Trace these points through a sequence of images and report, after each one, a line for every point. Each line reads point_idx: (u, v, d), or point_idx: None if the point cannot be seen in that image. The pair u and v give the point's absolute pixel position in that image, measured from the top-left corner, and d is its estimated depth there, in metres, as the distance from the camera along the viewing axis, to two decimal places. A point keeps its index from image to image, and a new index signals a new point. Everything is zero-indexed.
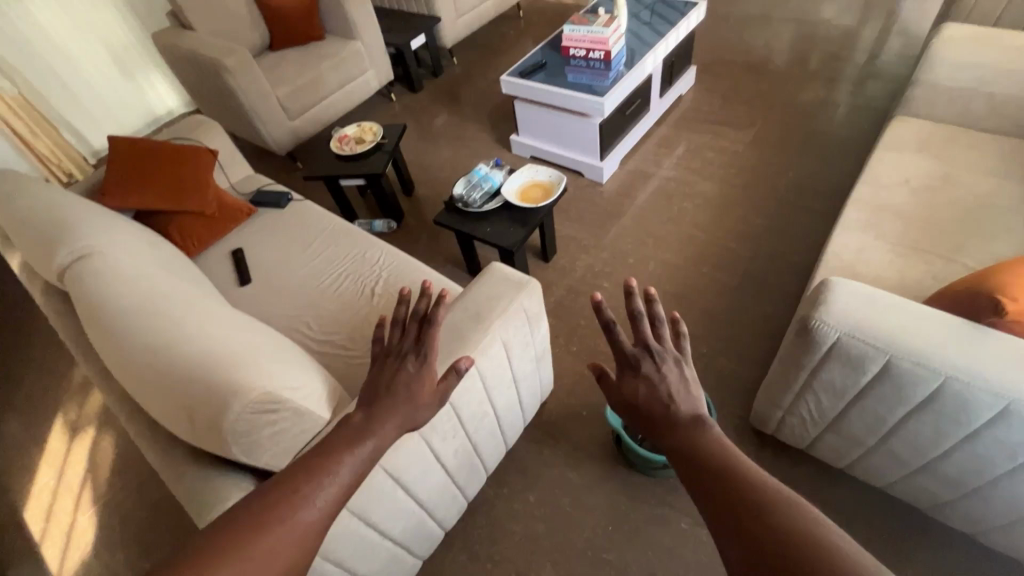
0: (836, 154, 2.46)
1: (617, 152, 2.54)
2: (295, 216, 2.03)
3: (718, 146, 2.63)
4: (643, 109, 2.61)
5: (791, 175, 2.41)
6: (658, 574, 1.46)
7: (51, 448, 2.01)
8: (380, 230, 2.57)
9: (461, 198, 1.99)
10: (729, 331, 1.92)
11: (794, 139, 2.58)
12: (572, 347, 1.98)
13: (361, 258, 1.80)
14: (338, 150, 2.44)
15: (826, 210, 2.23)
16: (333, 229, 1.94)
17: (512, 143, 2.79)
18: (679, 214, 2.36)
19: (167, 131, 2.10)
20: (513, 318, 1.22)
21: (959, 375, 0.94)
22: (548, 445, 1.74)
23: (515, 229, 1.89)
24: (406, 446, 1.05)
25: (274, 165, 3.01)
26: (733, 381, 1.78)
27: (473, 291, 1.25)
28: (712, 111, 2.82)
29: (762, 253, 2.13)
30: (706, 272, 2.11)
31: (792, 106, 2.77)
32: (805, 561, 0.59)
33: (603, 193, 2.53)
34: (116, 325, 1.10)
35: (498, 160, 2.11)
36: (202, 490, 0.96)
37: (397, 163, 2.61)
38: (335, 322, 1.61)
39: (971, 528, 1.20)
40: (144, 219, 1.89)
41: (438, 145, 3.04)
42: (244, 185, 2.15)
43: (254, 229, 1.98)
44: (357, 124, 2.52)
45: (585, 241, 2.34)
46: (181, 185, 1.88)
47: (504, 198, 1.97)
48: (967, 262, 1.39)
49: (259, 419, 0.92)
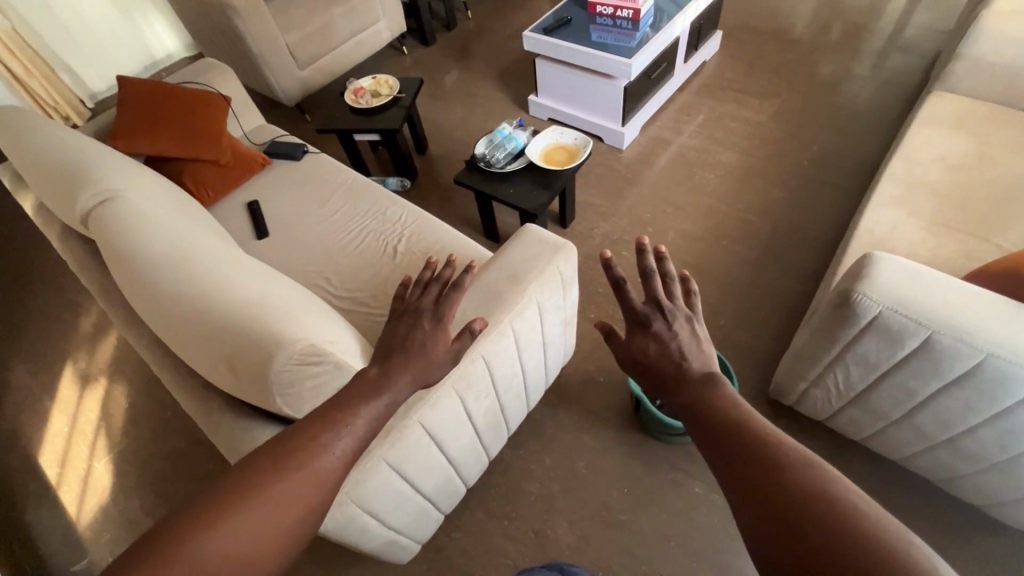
0: (860, 128, 2.42)
1: (638, 118, 2.48)
2: (312, 169, 1.96)
3: (740, 116, 2.57)
4: (668, 73, 2.53)
5: (814, 149, 2.37)
6: (671, 534, 1.50)
7: (62, 395, 2.00)
8: (393, 188, 2.51)
9: (483, 157, 1.95)
10: (747, 303, 1.92)
11: (819, 112, 2.53)
12: (589, 314, 1.98)
13: (381, 215, 1.76)
14: (353, 102, 2.36)
15: (849, 185, 2.21)
16: (351, 185, 1.88)
17: (530, 104, 2.71)
18: (700, 183, 2.33)
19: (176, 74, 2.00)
20: (550, 281, 1.20)
21: (1000, 353, 0.95)
22: (564, 409, 1.76)
23: (538, 192, 1.86)
24: (444, 404, 1.05)
25: (281, 116, 2.91)
26: (749, 352, 1.80)
27: (508, 252, 1.23)
28: (735, 79, 2.75)
29: (782, 227, 2.12)
30: (725, 244, 2.10)
31: (818, 77, 2.71)
32: (815, 514, 0.58)
33: (622, 159, 2.48)
34: (147, 272, 1.07)
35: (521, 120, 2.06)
36: (241, 440, 0.96)
37: (412, 120, 2.53)
38: (358, 280, 1.59)
39: (982, 500, 1.24)
40: (156, 166, 1.82)
41: (451, 102, 2.95)
42: (258, 134, 2.07)
43: (270, 181, 1.92)
44: (372, 76, 2.42)
45: (603, 207, 2.31)
46: (195, 132, 1.80)
47: (528, 160, 1.93)
48: (998, 243, 1.38)
49: (304, 373, 0.90)
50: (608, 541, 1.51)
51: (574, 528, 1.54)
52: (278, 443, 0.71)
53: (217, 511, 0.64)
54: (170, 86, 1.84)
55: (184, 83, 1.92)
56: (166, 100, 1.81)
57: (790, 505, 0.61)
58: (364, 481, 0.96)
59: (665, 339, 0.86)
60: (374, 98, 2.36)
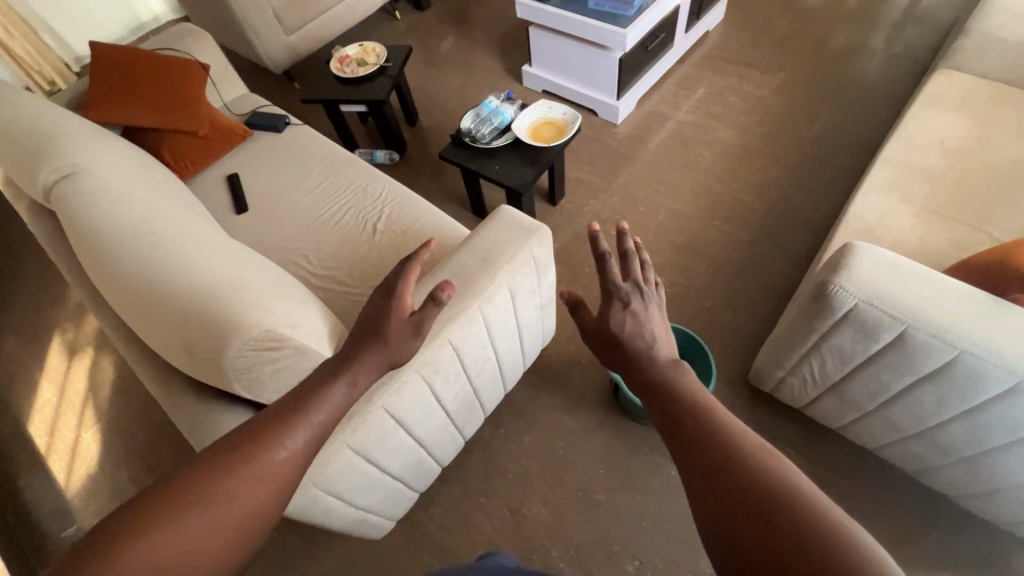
0: (865, 105, 2.33)
1: (634, 91, 2.40)
2: (293, 142, 1.92)
3: (741, 90, 2.48)
4: (667, 44, 2.43)
5: (816, 126, 2.29)
6: (644, 515, 1.52)
7: (50, 365, 2.02)
8: (381, 161, 2.46)
9: (469, 132, 1.90)
10: (735, 287, 1.89)
11: (824, 87, 2.43)
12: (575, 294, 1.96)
13: (361, 191, 1.73)
14: (338, 71, 2.28)
15: (849, 165, 2.14)
16: (333, 159, 1.84)
17: (525, 75, 2.62)
18: (695, 160, 2.26)
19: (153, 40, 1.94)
20: (522, 265, 1.18)
21: (975, 350, 0.93)
22: (545, 390, 1.76)
23: (524, 169, 1.81)
24: (408, 388, 1.05)
25: (269, 84, 2.83)
26: (734, 337, 1.78)
27: (481, 235, 1.20)
28: (739, 50, 2.64)
29: (777, 208, 2.06)
30: (717, 225, 2.05)
31: (825, 50, 2.59)
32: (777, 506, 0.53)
33: (617, 135, 2.41)
34: (108, 249, 1.06)
35: (509, 93, 2.00)
36: (202, 421, 0.96)
37: (401, 90, 2.46)
38: (336, 258, 1.57)
39: (953, 492, 1.24)
40: (133, 137, 1.78)
41: (444, 71, 2.85)
42: (239, 103, 2.02)
43: (250, 154, 1.89)
44: (358, 44, 2.34)
45: (595, 184, 2.26)
46: (171, 102, 1.76)
47: (513, 135, 1.87)
48: (991, 232, 1.34)
49: (259, 356, 0.89)
50: (582, 521, 1.53)
51: (549, 507, 1.56)
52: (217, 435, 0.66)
53: (148, 506, 0.58)
54: (145, 54, 1.79)
55: (160, 51, 1.87)
56: (143, 69, 1.76)
57: (761, 503, 0.54)
58: (325, 463, 0.97)
59: (633, 318, 0.83)
60: (361, 67, 2.29)
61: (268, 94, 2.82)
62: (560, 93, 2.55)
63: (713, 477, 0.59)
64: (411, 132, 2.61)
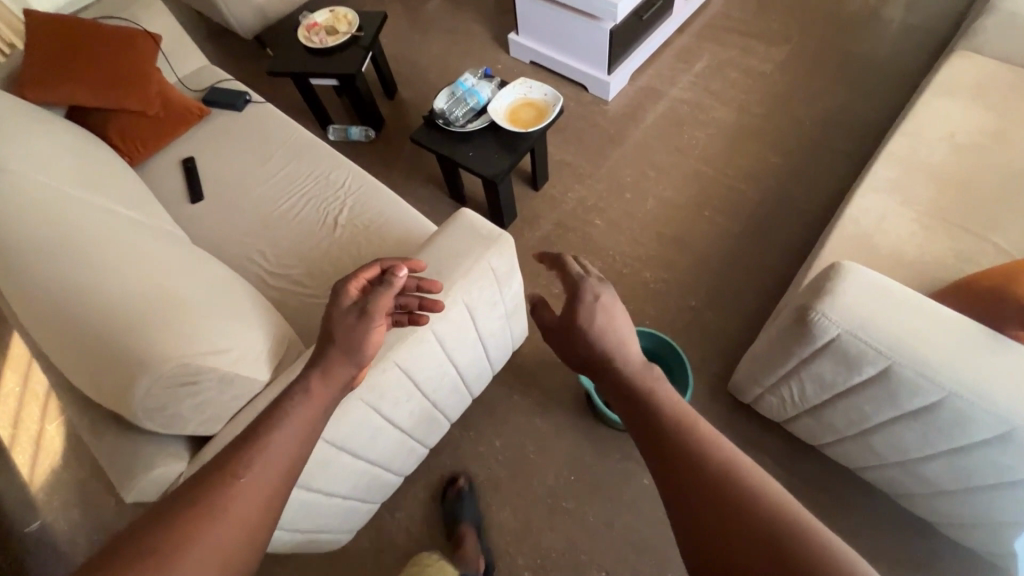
0: (876, 83, 2.16)
1: (627, 65, 2.22)
2: (254, 122, 1.78)
3: (743, 64, 2.30)
4: (664, 12, 2.24)
5: (821, 106, 2.12)
6: (614, 525, 1.48)
7: (13, 354, 1.96)
8: (356, 138, 2.32)
9: (442, 114, 1.76)
10: (723, 283, 1.79)
11: (833, 61, 2.25)
12: (554, 288, 1.86)
13: (323, 179, 1.61)
14: (305, 39, 2.11)
15: (854, 150, 1.99)
16: (296, 143, 1.71)
17: (512, 44, 2.44)
18: (689, 142, 2.12)
19: (98, 8, 1.78)
20: (478, 279, 1.08)
21: (965, 394, 0.84)
22: (518, 391, 1.69)
23: (499, 156, 1.68)
24: (351, 417, 0.98)
25: (238, 49, 2.64)
26: (718, 338, 1.69)
27: (435, 244, 1.11)
28: (743, 18, 2.43)
29: (773, 197, 1.93)
30: (708, 215, 1.93)
31: (837, 18, 2.38)
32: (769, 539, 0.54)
33: (607, 112, 2.25)
34: (21, 266, 1.00)
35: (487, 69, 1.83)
36: (122, 456, 0.89)
37: (377, 60, 2.29)
38: (293, 255, 1.47)
39: (931, 518, 1.19)
40: (78, 117, 1.65)
41: (426, 37, 2.65)
42: (195, 77, 1.87)
43: (207, 135, 1.76)
44: (329, 10, 2.15)
45: (581, 168, 2.12)
46: (116, 78, 1.62)
47: (488, 119, 1.73)
48: (996, 242, 1.23)
49: (175, 391, 0.85)
50: (550, 528, 1.50)
51: (517, 514, 1.52)
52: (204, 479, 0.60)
53: (154, 564, 0.54)
54: (85, 24, 1.64)
55: (104, 20, 1.71)
56: (82, 42, 1.61)
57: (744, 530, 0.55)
58: None
59: (595, 335, 0.81)
60: (331, 36, 2.12)
61: (237, 61, 2.64)
62: (549, 66, 2.38)
63: (694, 508, 0.59)
64: (390, 106, 2.44)
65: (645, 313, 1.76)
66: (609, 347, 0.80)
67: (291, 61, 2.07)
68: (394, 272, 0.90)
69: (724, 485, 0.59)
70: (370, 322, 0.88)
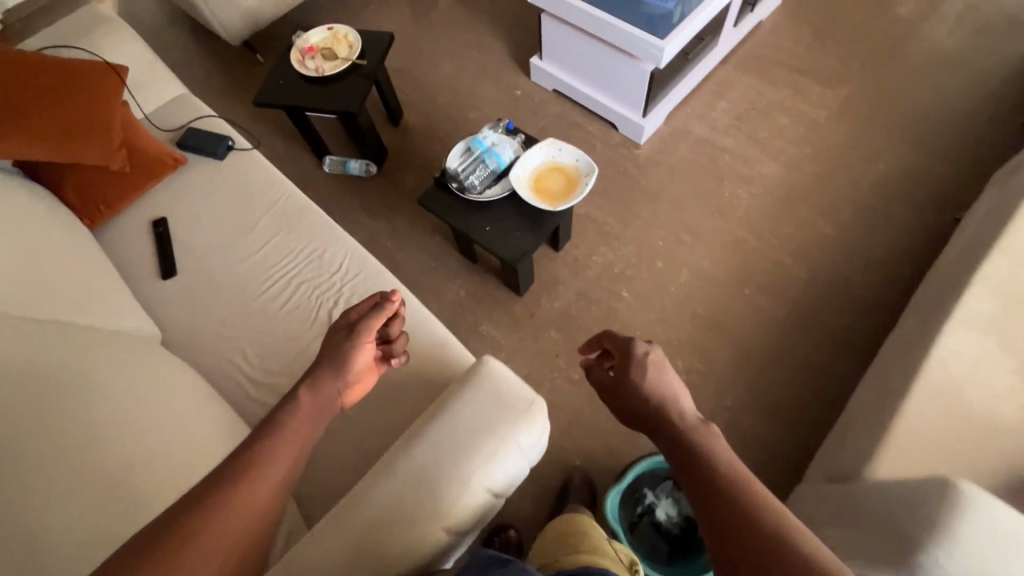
0: (943, 141, 1.91)
1: (664, 105, 1.97)
2: (236, 176, 1.53)
3: (794, 108, 2.04)
4: (709, 45, 1.97)
5: (880, 167, 1.89)
6: None
7: None
8: (355, 173, 2.07)
9: (456, 178, 1.51)
10: (763, 380, 1.60)
11: (896, 110, 1.99)
12: (573, 373, 1.66)
13: (317, 259, 1.38)
14: (300, 63, 1.80)
15: (917, 224, 1.77)
16: (287, 207, 1.47)
17: (534, 68, 2.15)
18: (730, 201, 1.89)
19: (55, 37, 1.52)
20: (507, 458, 0.92)
21: None
22: (530, 497, 1.52)
23: (521, 233, 1.45)
24: None
25: (224, 55, 2.34)
26: (755, 448, 1.51)
27: (456, 412, 0.93)
28: (796, 51, 2.15)
29: (823, 277, 1.72)
30: (748, 294, 1.72)
31: (903, 57, 2.11)
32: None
33: (639, 158, 2.00)
34: None
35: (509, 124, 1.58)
36: None
37: (381, 85, 2.01)
38: (281, 359, 1.26)
39: None
40: (27, 170, 1.40)
41: (436, 50, 2.35)
42: (168, 111, 1.61)
43: (182, 190, 1.51)
44: (327, 31, 1.86)
45: (607, 225, 1.89)
46: (69, 125, 1.34)
47: (509, 187, 1.49)
48: None
49: None
50: None
51: None
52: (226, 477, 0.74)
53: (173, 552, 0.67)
54: (34, 59, 1.37)
55: (57, 50, 1.43)
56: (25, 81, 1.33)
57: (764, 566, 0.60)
58: None
59: (648, 392, 0.84)
60: (329, 60, 1.82)
61: (223, 69, 2.34)
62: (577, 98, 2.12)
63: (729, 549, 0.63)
64: (394, 133, 2.18)
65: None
66: (658, 407, 0.83)
67: (282, 89, 1.80)
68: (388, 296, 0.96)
69: (761, 533, 0.62)
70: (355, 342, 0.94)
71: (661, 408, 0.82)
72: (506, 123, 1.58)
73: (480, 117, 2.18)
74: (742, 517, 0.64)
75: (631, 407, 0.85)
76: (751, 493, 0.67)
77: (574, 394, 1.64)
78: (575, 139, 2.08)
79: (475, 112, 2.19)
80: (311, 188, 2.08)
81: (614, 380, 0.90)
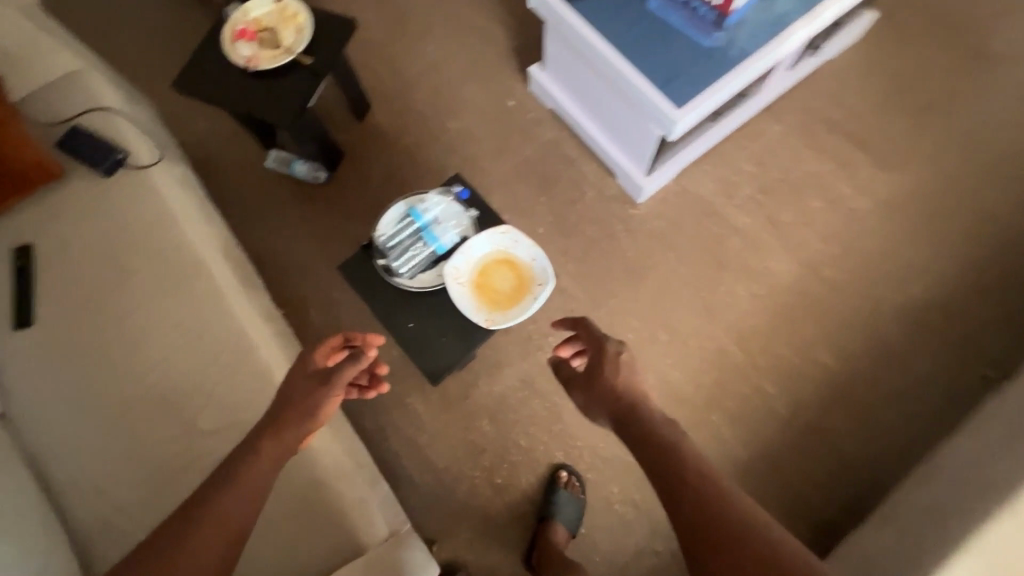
0: (1000, 273, 1.57)
1: (675, 163, 1.61)
2: (124, 204, 1.27)
3: (834, 191, 1.67)
4: (749, 98, 1.58)
5: (913, 291, 1.56)
6: None
7: None
8: (301, 176, 1.75)
9: (381, 253, 1.22)
10: None
11: (957, 219, 1.62)
12: (495, 476, 1.47)
13: (201, 340, 1.19)
14: (235, 49, 1.44)
15: (936, 375, 1.48)
16: (179, 259, 1.25)
17: (534, 79, 1.76)
18: (725, 298, 1.59)
19: None
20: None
21: None
22: None
23: (448, 341, 1.21)
24: None
25: None
26: None
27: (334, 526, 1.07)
28: (860, 114, 1.73)
29: (806, 418, 1.47)
30: (714, 421, 1.48)
31: (989, 146, 1.69)
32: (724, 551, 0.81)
33: (633, 220, 1.67)
34: None
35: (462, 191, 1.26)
36: None
37: (342, 77, 1.64)
38: (132, 466, 1.09)
39: None
40: None
41: (426, 25, 1.93)
42: (56, 100, 1.34)
43: (56, 213, 1.26)
44: (276, 9, 1.48)
45: (575, 300, 1.61)
46: None
47: (444, 281, 1.21)
48: None
49: None
50: None
51: None
52: (166, 539, 0.82)
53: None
54: None
55: None
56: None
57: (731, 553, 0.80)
58: None
59: (619, 395, 1.03)
60: (271, 47, 1.45)
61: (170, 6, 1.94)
62: (577, 127, 1.74)
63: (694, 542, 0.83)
64: (355, 130, 1.82)
65: (597, 544, 1.41)
66: (624, 403, 1.02)
67: (207, 77, 1.45)
68: (362, 353, 0.95)
69: (726, 533, 0.82)
70: (327, 390, 0.95)
71: (631, 405, 1.01)
72: (459, 188, 1.26)
73: (460, 127, 1.82)
74: (711, 501, 0.85)
75: (602, 397, 1.05)
76: (724, 500, 0.86)
77: (491, 501, 1.46)
78: (565, 180, 1.73)
79: (456, 119, 1.82)
80: (248, 183, 1.77)
81: (586, 370, 1.10)
